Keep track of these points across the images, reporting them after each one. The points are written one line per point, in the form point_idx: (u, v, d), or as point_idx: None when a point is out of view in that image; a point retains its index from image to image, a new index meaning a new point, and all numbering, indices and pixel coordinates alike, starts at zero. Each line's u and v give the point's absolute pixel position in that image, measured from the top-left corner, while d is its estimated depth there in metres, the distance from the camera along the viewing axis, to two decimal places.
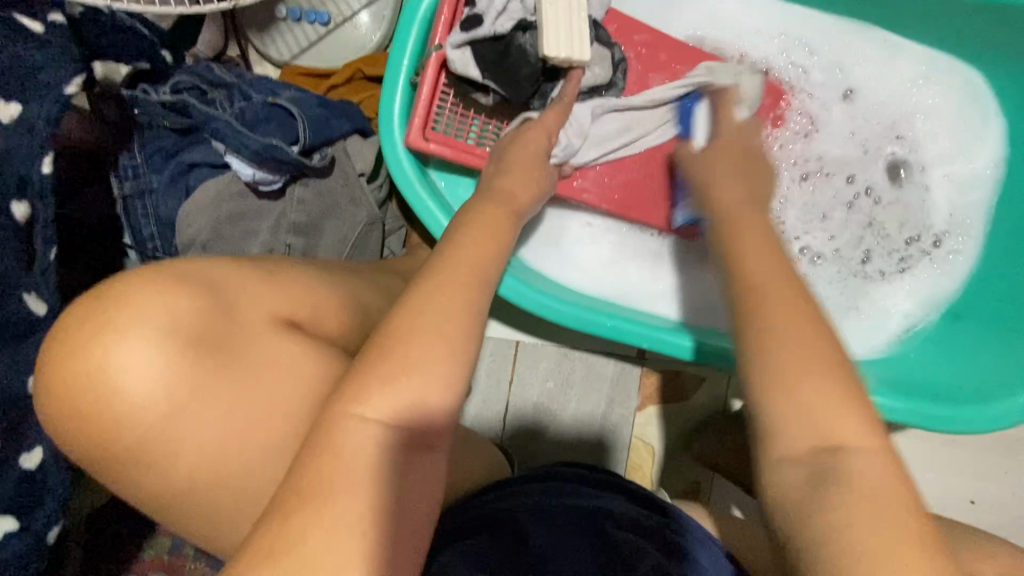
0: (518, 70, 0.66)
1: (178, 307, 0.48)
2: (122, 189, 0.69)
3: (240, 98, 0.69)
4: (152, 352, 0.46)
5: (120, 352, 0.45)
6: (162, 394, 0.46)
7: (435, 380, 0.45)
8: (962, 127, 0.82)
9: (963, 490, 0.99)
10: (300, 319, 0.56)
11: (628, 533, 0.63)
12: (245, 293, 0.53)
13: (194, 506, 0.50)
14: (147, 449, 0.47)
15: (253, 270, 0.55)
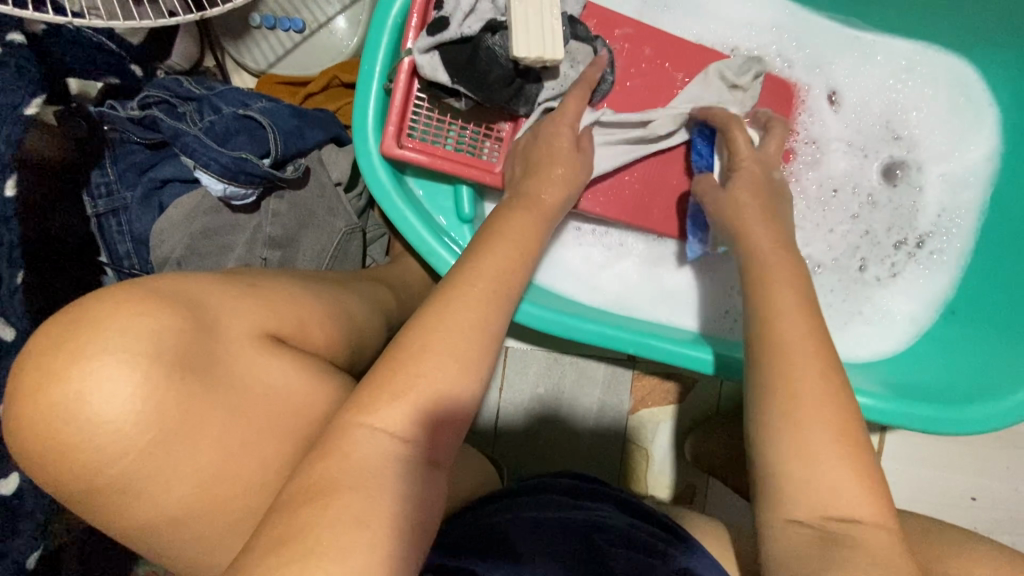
0: (489, 74, 0.65)
1: (158, 328, 0.44)
2: (95, 208, 0.69)
3: (210, 111, 0.68)
4: (138, 380, 0.42)
5: (105, 379, 0.41)
6: (148, 424, 0.42)
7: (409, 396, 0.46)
8: (952, 121, 0.80)
9: (964, 487, 0.97)
10: (285, 335, 0.54)
11: (619, 549, 0.62)
12: (225, 311, 0.50)
13: (162, 544, 0.47)
14: (109, 491, 0.43)
15: (233, 286, 0.53)
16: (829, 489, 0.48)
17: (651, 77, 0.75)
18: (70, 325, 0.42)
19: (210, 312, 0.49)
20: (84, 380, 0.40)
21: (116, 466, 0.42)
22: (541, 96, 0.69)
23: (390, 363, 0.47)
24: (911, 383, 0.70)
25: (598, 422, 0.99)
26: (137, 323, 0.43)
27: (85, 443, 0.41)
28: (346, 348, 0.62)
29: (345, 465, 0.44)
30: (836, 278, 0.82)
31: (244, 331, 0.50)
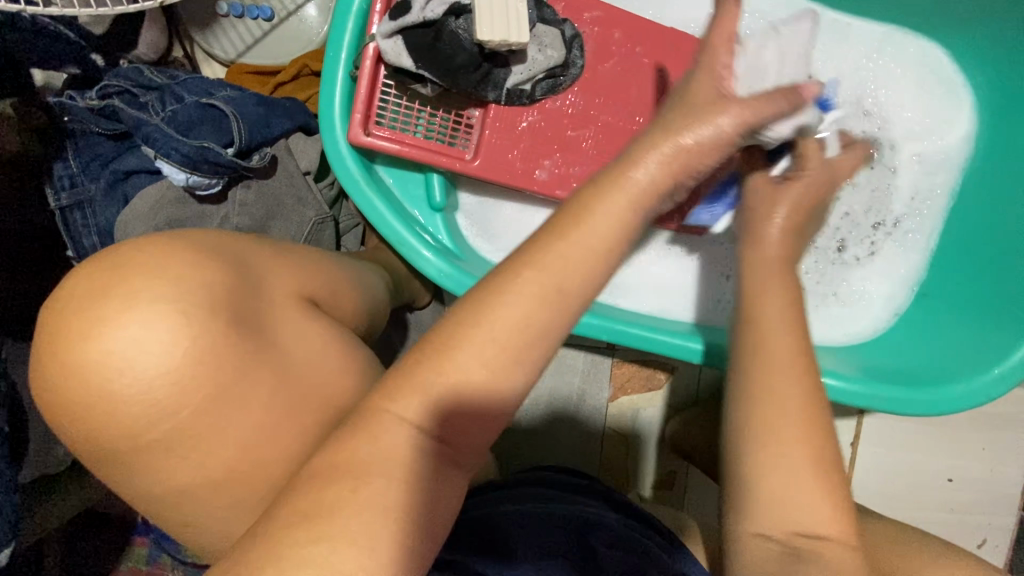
0: (454, 59, 0.65)
1: (207, 282, 0.45)
2: (58, 201, 0.68)
3: (173, 100, 0.67)
4: (169, 333, 0.41)
5: (134, 333, 0.40)
6: (175, 388, 0.42)
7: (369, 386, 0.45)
8: (926, 100, 0.80)
9: (941, 468, 0.98)
10: (322, 299, 0.56)
11: (613, 550, 0.64)
12: (267, 267, 0.52)
13: None
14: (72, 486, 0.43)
15: (265, 244, 0.55)
16: (802, 473, 0.47)
17: (624, 60, 0.75)
18: (104, 275, 0.42)
19: (258, 272, 0.50)
20: (109, 335, 0.40)
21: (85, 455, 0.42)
22: (509, 81, 0.69)
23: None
24: (884, 367, 0.71)
25: (581, 411, 0.99)
26: (169, 285, 0.43)
27: (119, 403, 0.40)
28: (366, 316, 0.64)
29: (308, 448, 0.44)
30: (816, 260, 0.83)
31: (284, 290, 0.52)
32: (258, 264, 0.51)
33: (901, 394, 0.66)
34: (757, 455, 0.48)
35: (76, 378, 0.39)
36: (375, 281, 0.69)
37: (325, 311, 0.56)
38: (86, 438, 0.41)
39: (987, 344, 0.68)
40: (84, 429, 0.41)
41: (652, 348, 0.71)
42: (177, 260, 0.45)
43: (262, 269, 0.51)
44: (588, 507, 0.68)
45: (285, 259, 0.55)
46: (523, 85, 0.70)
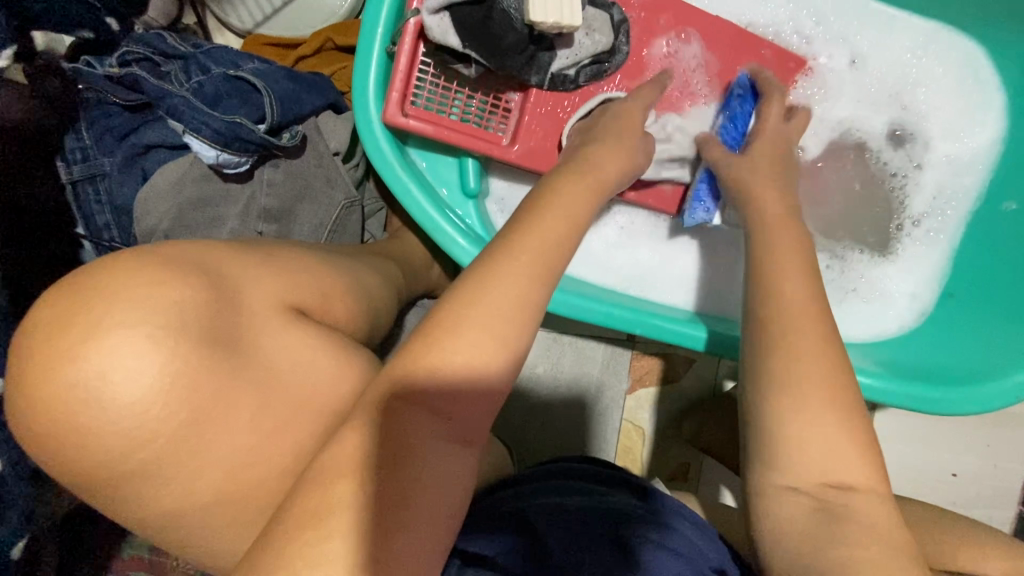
0: (502, 39, 0.63)
1: (179, 300, 0.41)
2: (70, 174, 0.63)
3: (198, 72, 0.63)
4: (150, 356, 0.38)
5: (113, 359, 0.37)
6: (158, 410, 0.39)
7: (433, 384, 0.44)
8: (961, 98, 0.79)
9: (946, 463, 1.00)
10: (309, 307, 0.50)
11: (640, 534, 0.62)
12: (246, 279, 0.47)
13: (163, 539, 0.44)
14: (108, 487, 0.40)
15: (248, 253, 0.50)
16: (861, 471, 0.47)
17: (668, 51, 0.74)
18: (81, 299, 0.38)
19: (231, 285, 0.45)
20: (101, 355, 0.37)
21: (122, 465, 0.39)
22: (553, 65, 0.67)
23: (412, 346, 0.45)
24: (911, 364, 0.71)
25: (601, 403, 0.98)
26: (158, 296, 0.40)
27: (93, 432, 0.37)
28: (365, 321, 0.58)
29: (371, 438, 0.42)
30: (839, 247, 0.81)
31: (267, 301, 0.47)
32: (230, 275, 0.46)
33: (930, 392, 0.66)
34: (822, 455, 0.47)
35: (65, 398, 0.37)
36: (373, 282, 0.63)
37: (316, 321, 0.50)
38: (119, 444, 0.38)
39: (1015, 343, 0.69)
40: (123, 427, 0.38)
41: (682, 341, 0.71)
42: (146, 278, 0.41)
43: (241, 282, 0.46)
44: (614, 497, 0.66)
45: (270, 267, 0.50)
46: (568, 70, 0.68)
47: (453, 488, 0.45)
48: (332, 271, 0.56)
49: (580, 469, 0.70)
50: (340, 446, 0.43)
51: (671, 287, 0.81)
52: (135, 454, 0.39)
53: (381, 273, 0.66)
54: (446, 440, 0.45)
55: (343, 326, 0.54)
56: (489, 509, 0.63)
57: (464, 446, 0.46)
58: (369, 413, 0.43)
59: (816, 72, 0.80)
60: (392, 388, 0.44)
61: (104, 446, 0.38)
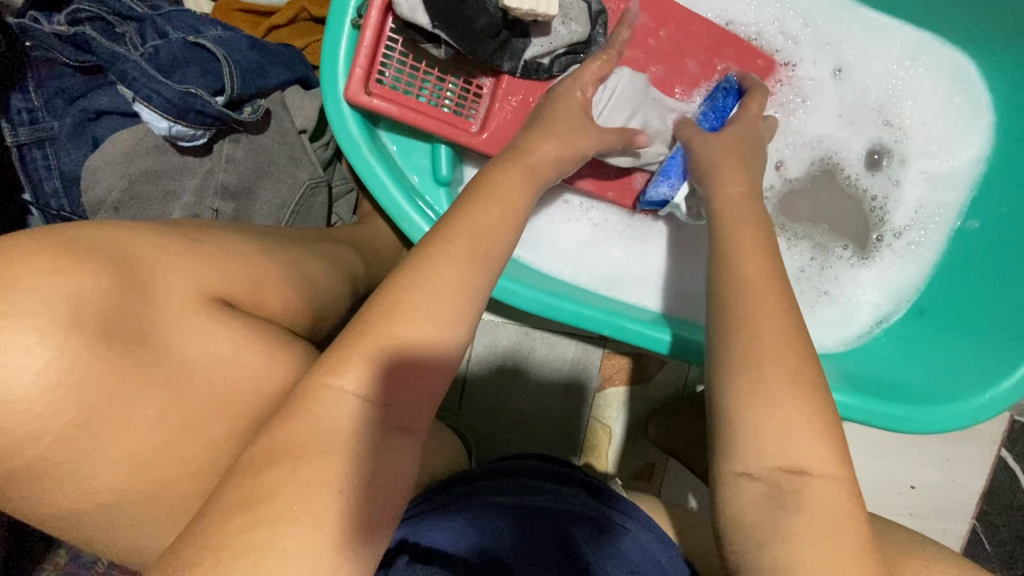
0: (474, 22, 0.60)
1: (85, 288, 0.41)
2: (15, 137, 0.59)
3: (155, 36, 0.59)
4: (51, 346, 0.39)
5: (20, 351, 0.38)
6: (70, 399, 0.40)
7: (374, 380, 0.42)
8: (947, 113, 0.78)
9: (905, 475, 1.01)
10: (237, 297, 0.51)
11: (587, 537, 0.62)
12: (161, 265, 0.47)
13: (97, 515, 0.44)
14: (45, 466, 0.41)
15: (178, 237, 0.50)
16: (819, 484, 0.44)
17: (650, 50, 0.74)
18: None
19: (145, 270, 0.46)
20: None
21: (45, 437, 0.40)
22: (527, 52, 0.65)
23: (354, 340, 0.43)
24: (873, 379, 0.71)
25: (566, 397, 0.97)
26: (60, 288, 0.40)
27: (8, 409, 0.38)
28: (305, 312, 0.58)
29: (302, 431, 0.40)
30: (812, 256, 0.81)
31: (182, 291, 0.47)
32: (147, 264, 0.46)
33: (887, 409, 0.66)
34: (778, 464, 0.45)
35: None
36: (320, 271, 0.61)
37: (244, 312, 0.51)
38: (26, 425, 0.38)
39: (976, 364, 0.68)
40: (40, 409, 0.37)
41: (646, 344, 0.69)
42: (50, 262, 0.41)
43: (158, 268, 0.47)
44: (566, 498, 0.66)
45: (194, 254, 0.50)
46: (541, 59, 0.66)
47: (391, 483, 0.42)
48: (270, 256, 0.56)
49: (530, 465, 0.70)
50: (268, 437, 0.41)
51: (641, 285, 0.80)
52: (60, 424, 0.40)
53: (330, 260, 0.64)
54: (383, 432, 0.43)
55: (278, 318, 0.55)
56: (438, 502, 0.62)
57: (405, 440, 0.44)
58: (307, 396, 0.41)
59: (799, 79, 0.79)
60: (332, 371, 0.42)
61: (22, 411, 0.39)
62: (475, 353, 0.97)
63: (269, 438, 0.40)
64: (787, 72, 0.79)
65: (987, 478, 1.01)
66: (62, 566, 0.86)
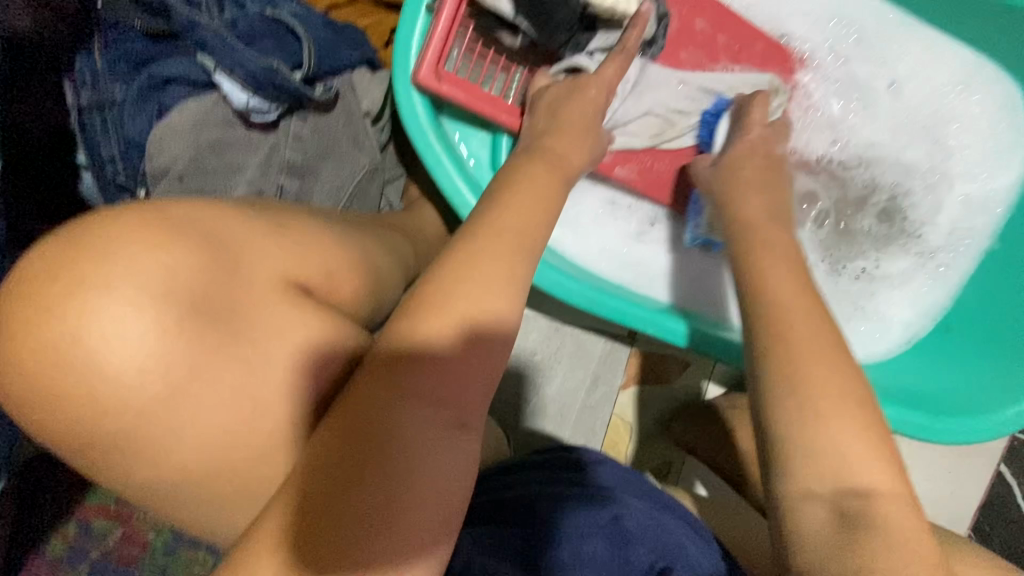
0: (554, 15, 0.61)
1: (174, 263, 0.36)
2: (77, 99, 0.58)
3: (232, 7, 0.59)
4: (142, 322, 0.34)
5: (100, 325, 0.33)
6: (140, 380, 0.34)
7: (462, 368, 0.41)
8: (988, 140, 0.81)
9: (907, 484, 0.99)
10: (313, 284, 0.44)
11: (645, 533, 0.60)
12: (250, 248, 0.41)
13: (148, 507, 0.40)
14: (96, 455, 0.36)
15: (252, 216, 0.43)
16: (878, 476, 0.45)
17: (708, 52, 0.76)
18: (70, 254, 0.34)
19: (228, 251, 0.40)
20: (81, 317, 0.33)
21: (129, 411, 0.35)
22: (590, 45, 0.65)
23: (436, 322, 0.41)
24: (904, 390, 0.73)
25: (593, 393, 0.98)
26: (157, 258, 0.36)
27: (82, 395, 0.33)
28: (370, 301, 0.51)
29: (393, 418, 0.38)
30: (845, 268, 0.83)
31: (265, 276, 0.41)
32: (229, 240, 0.40)
33: (918, 419, 0.68)
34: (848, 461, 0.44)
35: (51, 357, 0.33)
36: (384, 257, 0.56)
37: (322, 302, 0.44)
38: (90, 408, 0.34)
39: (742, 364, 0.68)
40: (126, 386, 0.34)
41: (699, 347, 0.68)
42: (148, 233, 0.36)
43: (242, 249, 0.41)
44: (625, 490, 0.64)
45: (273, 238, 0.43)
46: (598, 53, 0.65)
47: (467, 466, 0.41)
48: (342, 241, 0.50)
49: (583, 457, 0.68)
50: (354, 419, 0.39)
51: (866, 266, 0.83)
52: (142, 402, 0.35)
53: (385, 242, 0.58)
54: (458, 407, 0.41)
55: (347, 307, 0.48)
56: (494, 494, 0.61)
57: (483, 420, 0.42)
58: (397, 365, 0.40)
59: (851, 94, 0.82)
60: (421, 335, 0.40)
61: (85, 390, 0.33)
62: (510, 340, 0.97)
63: (362, 423, 0.38)
64: (834, 86, 0.81)
65: (985, 489, 0.98)
66: (72, 539, 0.82)
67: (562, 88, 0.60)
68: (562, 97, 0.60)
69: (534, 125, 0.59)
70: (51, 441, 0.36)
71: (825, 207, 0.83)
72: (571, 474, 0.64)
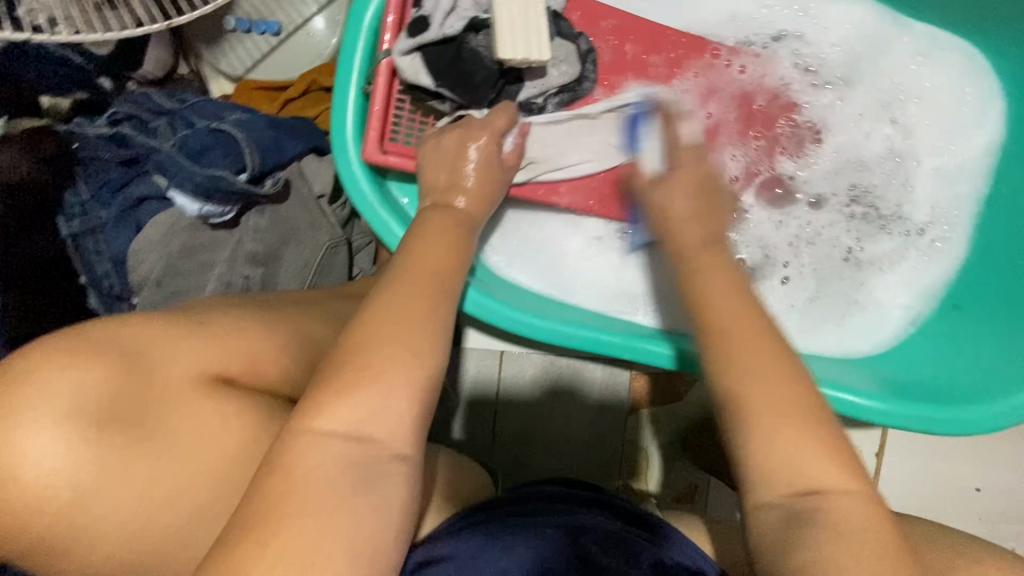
0: (473, 75, 0.65)
1: (85, 380, 0.40)
2: (69, 228, 0.66)
3: (184, 126, 0.66)
4: (54, 437, 0.38)
5: (15, 442, 0.37)
6: (64, 478, 0.38)
7: (393, 419, 0.41)
8: (947, 110, 0.77)
9: (968, 478, 0.90)
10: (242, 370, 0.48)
11: (609, 554, 0.56)
12: (167, 348, 0.45)
13: None
14: (51, 551, 0.39)
15: (175, 320, 0.47)
16: (843, 478, 0.43)
17: (643, 68, 0.74)
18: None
19: (150, 355, 0.44)
20: (5, 442, 0.37)
21: (46, 516, 0.38)
22: (522, 94, 0.69)
23: (352, 380, 0.41)
24: (910, 382, 0.67)
25: (598, 423, 0.96)
26: (66, 378, 0.39)
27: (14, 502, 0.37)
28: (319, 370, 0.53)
29: (294, 482, 0.38)
30: (826, 255, 0.78)
31: (186, 374, 0.45)
32: (147, 346, 0.44)
33: (929, 412, 0.62)
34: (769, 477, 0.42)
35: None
36: (329, 329, 0.59)
37: (244, 390, 0.48)
38: (16, 514, 0.37)
39: None
40: (49, 489, 0.38)
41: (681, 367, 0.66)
42: (59, 355, 0.40)
43: (161, 352, 0.44)
44: (585, 514, 0.60)
45: (199, 337, 0.47)
46: (536, 100, 0.69)
47: (385, 523, 0.40)
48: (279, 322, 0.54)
49: (551, 490, 0.64)
50: (257, 487, 0.38)
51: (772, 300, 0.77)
52: (62, 504, 0.38)
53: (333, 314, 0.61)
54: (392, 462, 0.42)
55: (276, 387, 0.52)
56: (460, 523, 0.59)
57: (402, 469, 0.42)
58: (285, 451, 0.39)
59: (812, 86, 0.79)
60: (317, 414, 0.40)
61: (25, 496, 0.37)
62: (504, 377, 0.95)
63: (271, 488, 0.38)
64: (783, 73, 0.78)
65: None
66: None
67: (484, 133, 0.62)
68: (464, 143, 0.61)
69: (461, 172, 0.60)
70: (11, 549, 0.39)
71: (806, 190, 0.79)
72: (532, 505, 0.61)
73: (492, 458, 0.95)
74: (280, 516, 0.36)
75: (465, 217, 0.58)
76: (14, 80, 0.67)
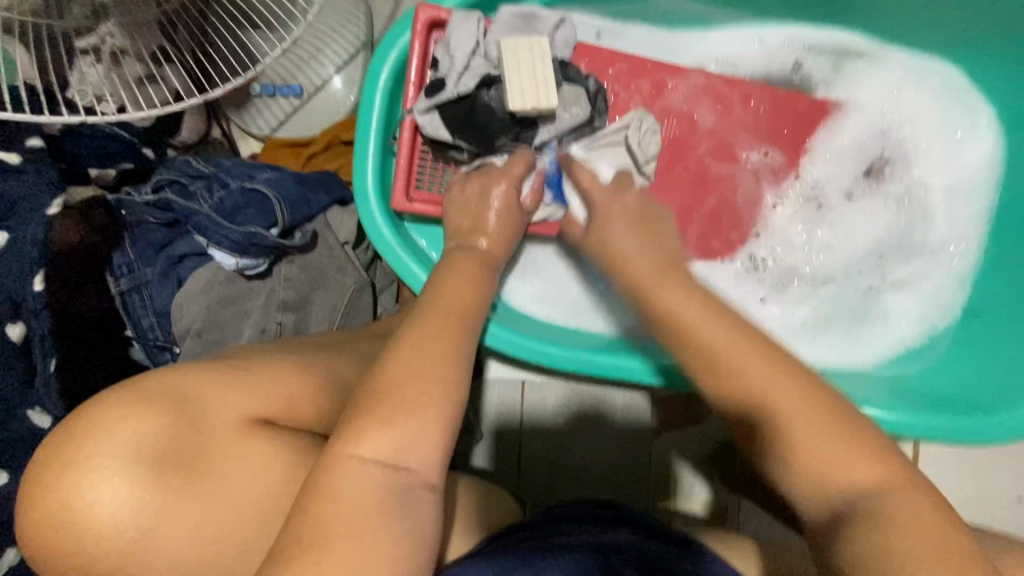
0: (489, 127, 0.70)
1: (143, 429, 0.44)
2: (118, 286, 0.71)
3: (219, 187, 0.72)
4: (118, 483, 0.41)
5: (86, 489, 0.41)
6: (129, 519, 0.42)
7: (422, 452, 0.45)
8: (949, 127, 0.80)
9: (1007, 487, 0.88)
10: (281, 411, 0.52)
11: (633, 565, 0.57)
12: (212, 394, 0.49)
13: None
14: None
15: (218, 368, 0.51)
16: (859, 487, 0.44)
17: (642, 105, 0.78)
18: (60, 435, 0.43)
19: (197, 402, 0.47)
20: (76, 488, 0.41)
21: (109, 557, 0.41)
22: (538, 138, 0.72)
23: (384, 419, 0.44)
24: (937, 394, 0.67)
25: (624, 447, 0.97)
26: (126, 427, 0.43)
27: (84, 544, 0.41)
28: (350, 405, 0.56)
29: (334, 513, 0.40)
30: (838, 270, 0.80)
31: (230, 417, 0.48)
32: (194, 393, 0.48)
33: (960, 422, 0.62)
34: None
35: (50, 524, 0.40)
36: (357, 367, 0.62)
37: (284, 429, 0.52)
38: (85, 554, 0.41)
39: None
40: (115, 530, 0.41)
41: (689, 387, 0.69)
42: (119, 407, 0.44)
43: (207, 399, 0.48)
44: (608, 534, 0.61)
45: (240, 383, 0.51)
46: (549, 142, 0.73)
47: (422, 544, 0.42)
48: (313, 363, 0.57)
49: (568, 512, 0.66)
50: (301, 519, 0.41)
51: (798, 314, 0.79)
52: (125, 545, 0.42)
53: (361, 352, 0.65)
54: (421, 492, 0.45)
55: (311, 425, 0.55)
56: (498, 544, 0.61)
57: (433, 495, 0.44)
58: (323, 476, 0.42)
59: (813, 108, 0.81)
60: (355, 443, 0.43)
61: (93, 538, 0.41)
62: (526, 405, 0.98)
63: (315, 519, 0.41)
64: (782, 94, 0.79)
65: None
66: None
67: (496, 178, 0.66)
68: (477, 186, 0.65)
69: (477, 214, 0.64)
70: None
71: (812, 209, 0.81)
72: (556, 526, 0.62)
73: (520, 487, 0.96)
74: (326, 540, 0.39)
75: (481, 254, 0.62)
76: (68, 157, 0.74)
